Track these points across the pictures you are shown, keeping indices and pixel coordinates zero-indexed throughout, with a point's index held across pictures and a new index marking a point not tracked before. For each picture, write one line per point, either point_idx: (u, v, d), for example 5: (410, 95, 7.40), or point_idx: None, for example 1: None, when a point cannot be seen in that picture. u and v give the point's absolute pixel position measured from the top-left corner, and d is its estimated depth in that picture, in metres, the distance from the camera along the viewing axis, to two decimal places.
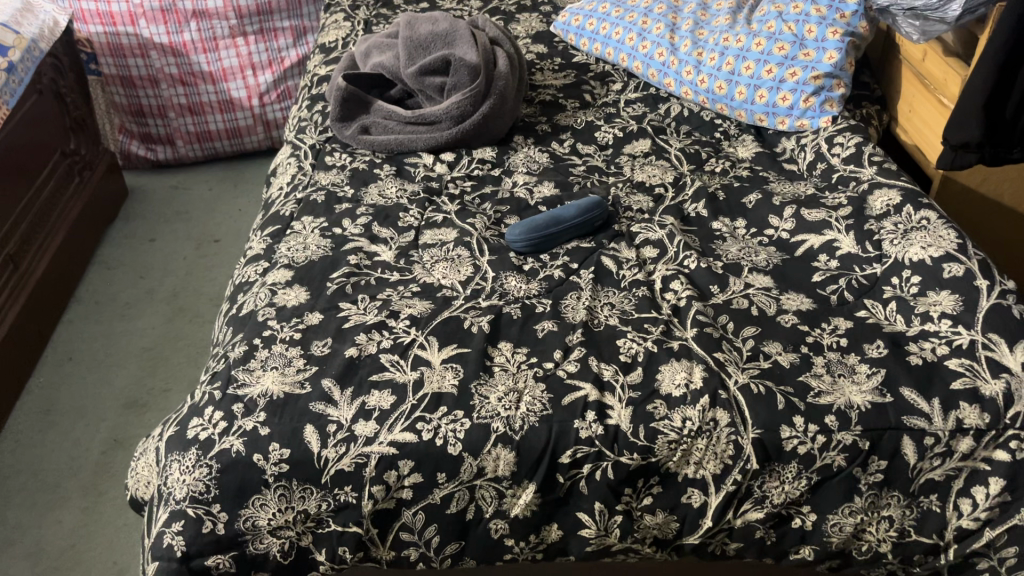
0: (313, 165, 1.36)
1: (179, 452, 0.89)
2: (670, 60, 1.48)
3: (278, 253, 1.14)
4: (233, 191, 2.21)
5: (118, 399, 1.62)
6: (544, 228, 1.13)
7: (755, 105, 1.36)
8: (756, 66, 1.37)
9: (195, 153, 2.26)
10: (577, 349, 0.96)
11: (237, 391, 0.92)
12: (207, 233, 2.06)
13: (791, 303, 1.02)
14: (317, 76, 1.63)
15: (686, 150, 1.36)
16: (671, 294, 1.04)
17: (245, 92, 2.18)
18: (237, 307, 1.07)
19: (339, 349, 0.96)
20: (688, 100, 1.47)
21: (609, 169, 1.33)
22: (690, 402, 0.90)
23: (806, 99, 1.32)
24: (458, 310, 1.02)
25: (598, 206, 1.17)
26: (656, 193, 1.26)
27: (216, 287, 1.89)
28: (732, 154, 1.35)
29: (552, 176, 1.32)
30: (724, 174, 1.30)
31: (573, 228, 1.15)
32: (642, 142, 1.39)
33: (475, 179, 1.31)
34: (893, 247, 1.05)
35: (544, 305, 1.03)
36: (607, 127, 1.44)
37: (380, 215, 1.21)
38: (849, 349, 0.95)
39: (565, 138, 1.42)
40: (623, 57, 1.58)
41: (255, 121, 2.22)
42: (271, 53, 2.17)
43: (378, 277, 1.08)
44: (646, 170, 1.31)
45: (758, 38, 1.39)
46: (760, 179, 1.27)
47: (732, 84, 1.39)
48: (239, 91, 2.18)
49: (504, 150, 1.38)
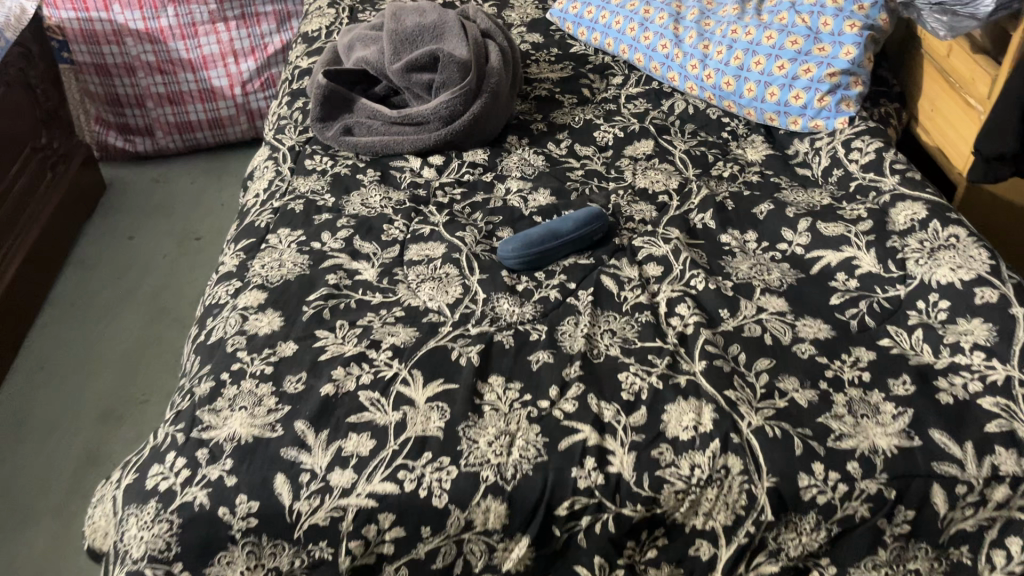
0: (292, 169, 1.27)
1: (138, 505, 0.81)
2: (673, 53, 1.39)
3: (251, 271, 1.06)
4: (216, 183, 2.11)
5: (92, 411, 1.53)
6: (540, 244, 1.04)
7: (765, 102, 1.27)
8: (767, 62, 1.28)
9: (176, 144, 2.16)
10: (575, 385, 0.88)
11: (202, 435, 0.84)
12: (189, 228, 1.96)
13: (808, 330, 0.93)
14: (298, 68, 1.53)
15: (691, 152, 1.27)
16: (677, 319, 0.95)
17: (227, 80, 2.08)
18: (206, 333, 0.99)
19: (315, 386, 0.88)
20: (694, 95, 1.38)
21: (609, 174, 1.24)
22: (699, 447, 0.82)
23: (821, 97, 1.22)
24: (445, 338, 0.94)
25: (598, 217, 1.08)
26: (659, 201, 1.17)
27: (198, 286, 1.80)
28: (740, 157, 1.26)
29: (547, 181, 1.23)
30: (732, 180, 1.21)
31: (571, 243, 1.06)
32: (644, 143, 1.29)
33: (466, 186, 1.22)
34: (918, 267, 0.97)
35: (539, 333, 0.95)
36: (607, 126, 1.35)
37: (362, 227, 1.12)
38: (872, 385, 0.86)
39: (561, 138, 1.33)
40: (624, 48, 1.48)
41: (237, 111, 2.12)
42: (253, 39, 2.06)
43: (359, 299, 1.00)
44: (648, 175, 1.22)
45: (769, 31, 1.29)
46: (771, 186, 1.18)
47: (742, 80, 1.30)
48: (220, 80, 2.08)
49: (497, 152, 1.29)
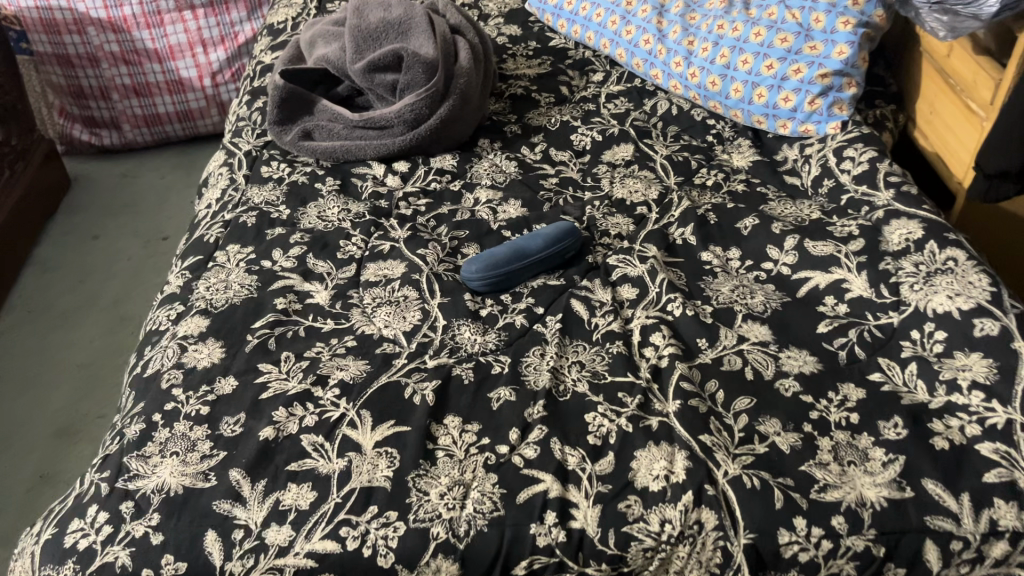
0: (248, 177, 1.19)
1: (54, 565, 0.74)
2: (656, 49, 1.31)
3: (195, 294, 0.98)
4: (185, 178, 2.03)
5: (47, 426, 1.46)
6: (507, 264, 0.97)
7: (752, 104, 1.19)
8: (755, 61, 1.19)
9: (144, 138, 2.08)
10: (537, 428, 0.80)
11: (127, 485, 0.77)
12: (155, 228, 1.88)
13: (792, 364, 0.86)
14: (260, 64, 1.44)
15: (673, 157, 1.20)
16: (651, 350, 0.88)
17: (196, 71, 1.99)
18: (142, 365, 0.91)
19: (253, 429, 0.81)
20: (678, 94, 1.30)
21: (585, 182, 1.16)
22: (670, 500, 0.75)
23: (812, 100, 1.14)
24: (399, 373, 0.86)
25: (569, 233, 1.01)
26: (637, 213, 1.09)
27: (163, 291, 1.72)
28: (725, 164, 1.18)
29: (518, 191, 1.15)
30: (716, 189, 1.13)
31: (540, 262, 0.99)
32: (623, 147, 1.21)
33: (431, 196, 1.14)
34: (913, 293, 0.90)
35: (501, 365, 0.88)
36: (585, 128, 1.27)
37: (317, 243, 1.04)
38: (860, 428, 0.79)
39: (536, 142, 1.25)
40: (604, 42, 1.39)
41: (207, 103, 2.03)
42: (222, 28, 1.97)
43: (308, 326, 0.93)
44: (626, 184, 1.15)
45: (757, 27, 1.21)
46: (758, 197, 1.10)
47: (728, 80, 1.22)
48: (189, 71, 1.99)
49: (467, 158, 1.21)
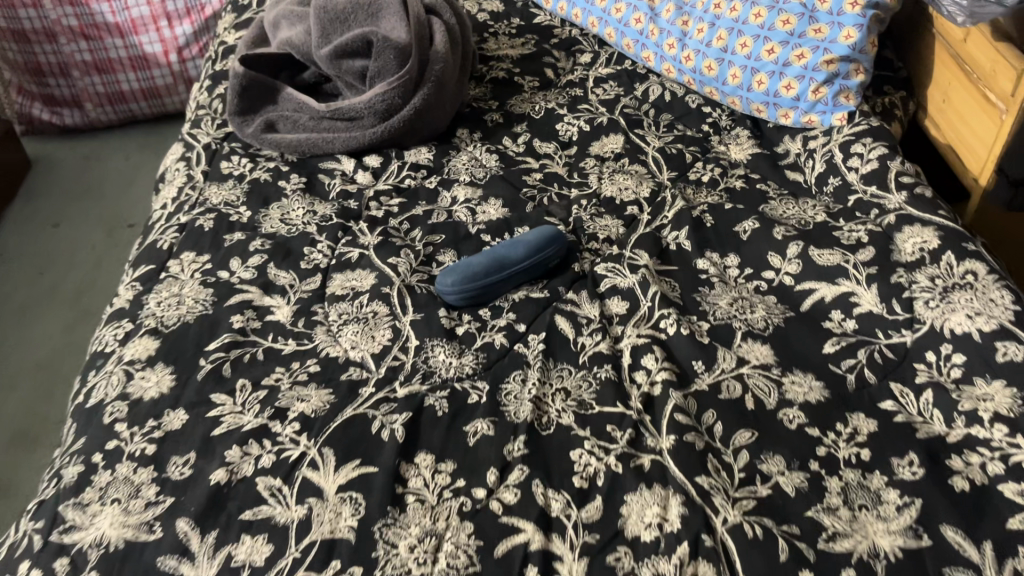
0: (206, 173, 1.10)
1: None
2: (648, 29, 1.21)
3: (145, 310, 0.90)
4: (153, 160, 1.93)
5: (3, 432, 1.38)
6: (486, 276, 0.89)
7: (752, 92, 1.11)
8: (754, 44, 1.10)
9: (108, 117, 1.98)
10: (517, 468, 0.73)
11: (62, 539, 0.70)
12: (120, 216, 1.79)
13: (796, 391, 0.79)
14: (223, 45, 1.34)
15: (666, 149, 1.11)
16: (642, 375, 0.80)
17: (161, 46, 1.88)
18: (85, 392, 0.83)
19: (204, 471, 0.73)
20: (671, 78, 1.21)
21: (571, 178, 1.08)
22: (664, 553, 0.66)
23: (816, 89, 1.05)
24: (366, 404, 0.78)
25: (552, 239, 0.93)
26: (627, 214, 1.01)
27: None
28: (722, 157, 1.10)
29: (499, 188, 1.06)
30: (712, 185, 1.05)
31: (521, 272, 0.91)
32: (613, 138, 1.13)
33: (405, 195, 1.05)
34: (928, 310, 0.82)
35: (479, 393, 0.80)
36: (571, 116, 1.18)
37: (279, 251, 0.96)
38: (872, 466, 0.72)
39: (519, 132, 1.16)
40: (593, 21, 1.30)
41: (174, 79, 1.93)
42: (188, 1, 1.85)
43: (268, 347, 0.85)
44: (616, 180, 1.06)
45: (757, 6, 1.11)
46: (758, 195, 1.02)
47: (725, 64, 1.13)
48: (153, 46, 1.88)
49: (444, 151, 1.12)
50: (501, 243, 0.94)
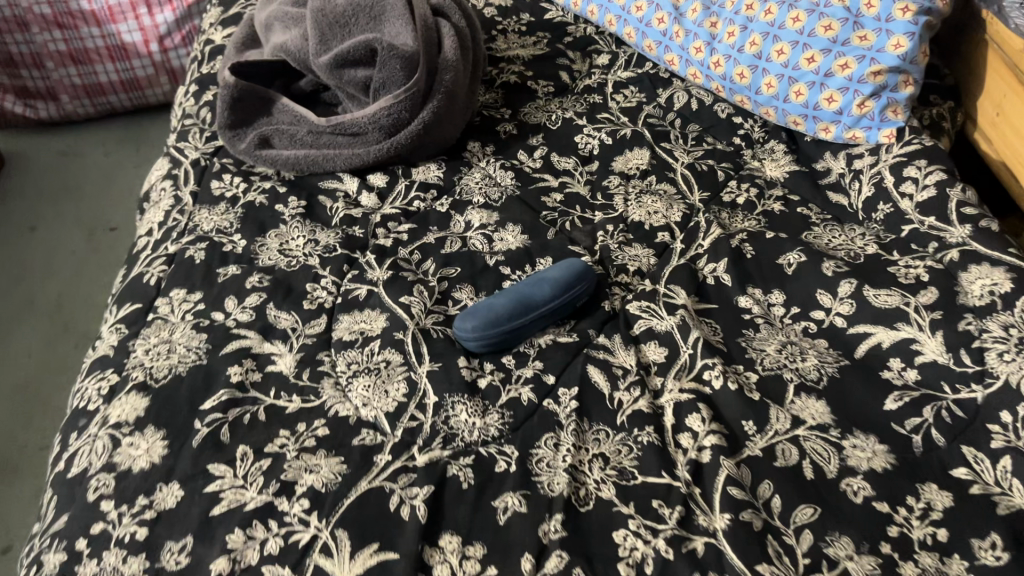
0: (196, 194, 1.00)
1: None
2: (673, 30, 1.12)
3: (131, 359, 0.81)
4: (134, 156, 1.83)
5: None
6: (510, 320, 0.80)
7: (788, 103, 1.02)
8: (792, 51, 1.01)
9: (85, 109, 1.87)
10: (555, 553, 0.65)
11: None
12: (100, 218, 1.68)
13: (859, 456, 0.71)
14: (209, 43, 1.24)
15: (696, 166, 1.02)
16: (687, 439, 0.73)
17: (140, 35, 1.76)
18: (66, 458, 0.75)
19: (203, 560, 0.65)
20: (698, 84, 1.12)
21: (595, 199, 0.99)
22: None
23: (861, 102, 0.97)
24: (382, 475, 0.70)
25: (580, 275, 0.84)
26: (658, 241, 0.93)
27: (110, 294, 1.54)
28: (757, 174, 1.01)
29: (516, 211, 0.98)
30: (749, 208, 0.97)
31: (548, 314, 0.82)
32: (638, 153, 1.04)
33: (414, 220, 0.97)
34: (1002, 363, 0.75)
35: (507, 459, 0.72)
36: (591, 127, 1.08)
37: (279, 289, 0.87)
38: (950, 548, 0.65)
39: (535, 145, 1.07)
40: (610, 19, 1.20)
41: (155, 70, 1.82)
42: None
43: (270, 405, 0.76)
44: (644, 203, 0.98)
45: (795, 8, 1.01)
46: (799, 221, 0.94)
47: (759, 72, 1.03)
48: (132, 35, 1.76)
49: (454, 168, 1.03)
50: (524, 280, 0.85)
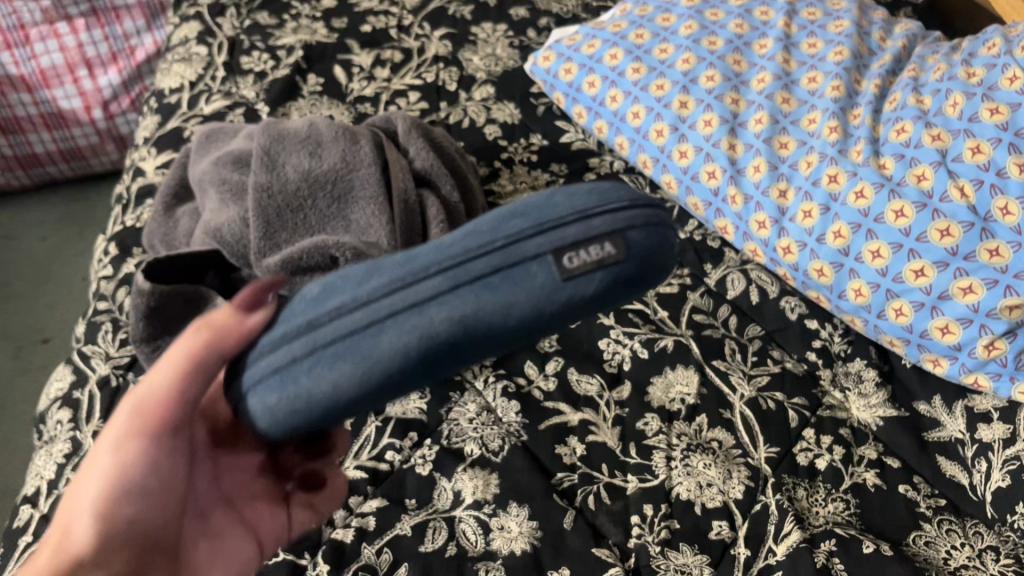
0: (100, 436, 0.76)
1: None
2: (728, 193, 0.86)
3: None
4: (76, 241, 1.50)
5: None
6: (324, 300, 0.41)
7: (885, 321, 0.77)
8: (894, 254, 0.76)
9: (21, 182, 1.51)
10: None
11: None
12: (29, 326, 1.40)
13: None
14: (138, 183, 0.99)
15: (761, 401, 0.77)
16: None
17: (62, 58, 1.35)
18: None
19: None
20: (759, 263, 0.87)
21: (627, 456, 0.74)
22: None
23: (990, 344, 0.73)
24: None
25: (532, 201, 0.42)
26: (714, 539, 0.69)
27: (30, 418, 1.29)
28: (842, 416, 0.76)
29: (521, 474, 0.73)
30: (834, 478, 0.72)
31: (433, 265, 0.39)
32: (683, 376, 0.79)
33: (385, 489, 0.72)
34: None
35: None
36: (620, 329, 0.83)
37: None
38: None
39: (547, 353, 0.81)
40: (645, 159, 0.93)
41: (100, 140, 1.46)
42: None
43: None
44: (693, 467, 0.73)
45: (918, 163, 0.78)
46: (904, 509, 0.70)
47: (843, 271, 0.79)
48: (52, 59, 1.35)
49: (441, 396, 0.79)
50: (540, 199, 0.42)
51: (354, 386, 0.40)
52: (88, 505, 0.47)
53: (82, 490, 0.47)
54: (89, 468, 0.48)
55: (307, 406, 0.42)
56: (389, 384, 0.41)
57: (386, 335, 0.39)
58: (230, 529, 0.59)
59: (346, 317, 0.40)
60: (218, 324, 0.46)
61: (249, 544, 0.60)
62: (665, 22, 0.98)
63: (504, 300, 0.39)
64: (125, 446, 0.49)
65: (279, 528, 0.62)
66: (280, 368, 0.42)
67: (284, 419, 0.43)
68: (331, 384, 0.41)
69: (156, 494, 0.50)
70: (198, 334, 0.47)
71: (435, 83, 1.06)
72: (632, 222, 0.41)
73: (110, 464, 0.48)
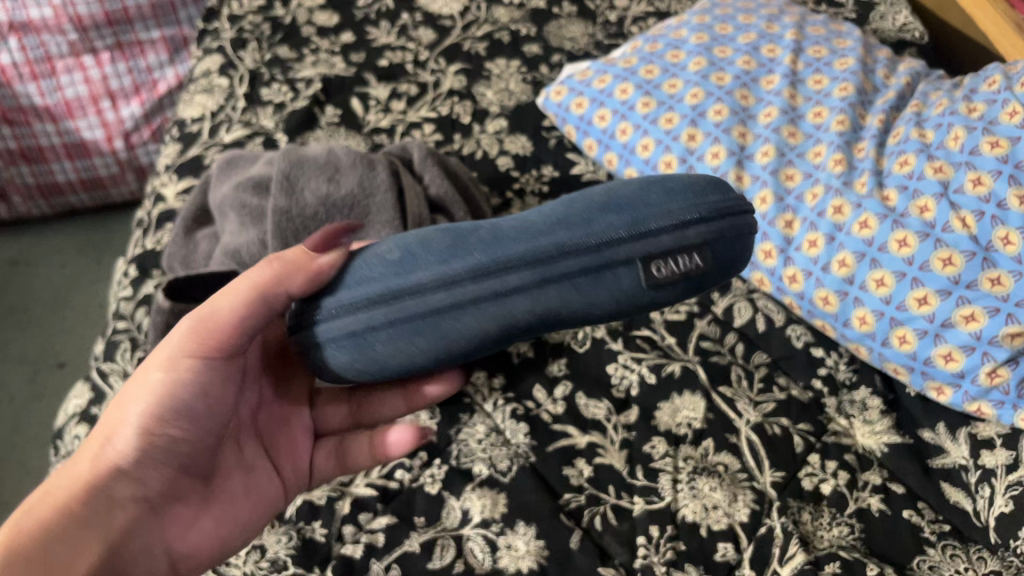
0: None
1: None
2: None
3: None
4: (95, 268, 1.53)
5: None
6: (413, 272, 0.50)
7: (889, 348, 0.78)
8: (898, 282, 0.77)
9: (42, 211, 1.55)
10: None
11: None
12: (46, 351, 1.42)
13: None
14: (159, 208, 1.02)
15: (767, 427, 0.78)
16: None
17: (86, 90, 1.38)
18: None
19: None
20: (766, 292, 0.88)
21: (634, 478, 0.75)
22: None
23: (992, 371, 0.74)
24: None
25: (627, 196, 0.51)
26: (718, 561, 0.70)
27: (43, 441, 1.30)
28: (847, 443, 0.77)
29: (529, 494, 0.74)
30: (839, 503, 0.73)
31: (521, 260, 0.49)
32: (690, 401, 0.80)
33: (394, 507, 0.73)
34: None
35: None
36: (628, 354, 0.84)
37: None
38: None
39: (556, 376, 0.82)
40: None
41: (121, 169, 1.49)
42: (120, 33, 1.35)
43: None
44: (699, 489, 0.74)
45: (920, 195, 0.80)
46: (908, 535, 0.71)
47: (848, 300, 0.80)
48: (76, 90, 1.37)
49: (451, 416, 0.80)
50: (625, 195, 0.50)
51: (432, 345, 0.53)
52: (135, 420, 0.54)
53: (132, 407, 0.55)
54: (142, 380, 0.56)
55: (387, 354, 0.54)
56: (462, 344, 0.53)
57: (467, 317, 0.51)
58: (261, 463, 0.65)
59: (436, 295, 0.50)
60: (290, 260, 0.55)
61: (275, 481, 0.65)
62: (675, 58, 1.01)
63: (583, 297, 0.51)
64: (177, 366, 0.56)
65: (300, 474, 0.68)
66: (366, 322, 0.52)
67: (362, 362, 0.55)
68: (416, 342, 0.53)
69: (201, 417, 0.57)
70: (270, 267, 0.55)
71: (449, 116, 1.09)
72: (719, 232, 0.50)
73: (162, 380, 0.56)
